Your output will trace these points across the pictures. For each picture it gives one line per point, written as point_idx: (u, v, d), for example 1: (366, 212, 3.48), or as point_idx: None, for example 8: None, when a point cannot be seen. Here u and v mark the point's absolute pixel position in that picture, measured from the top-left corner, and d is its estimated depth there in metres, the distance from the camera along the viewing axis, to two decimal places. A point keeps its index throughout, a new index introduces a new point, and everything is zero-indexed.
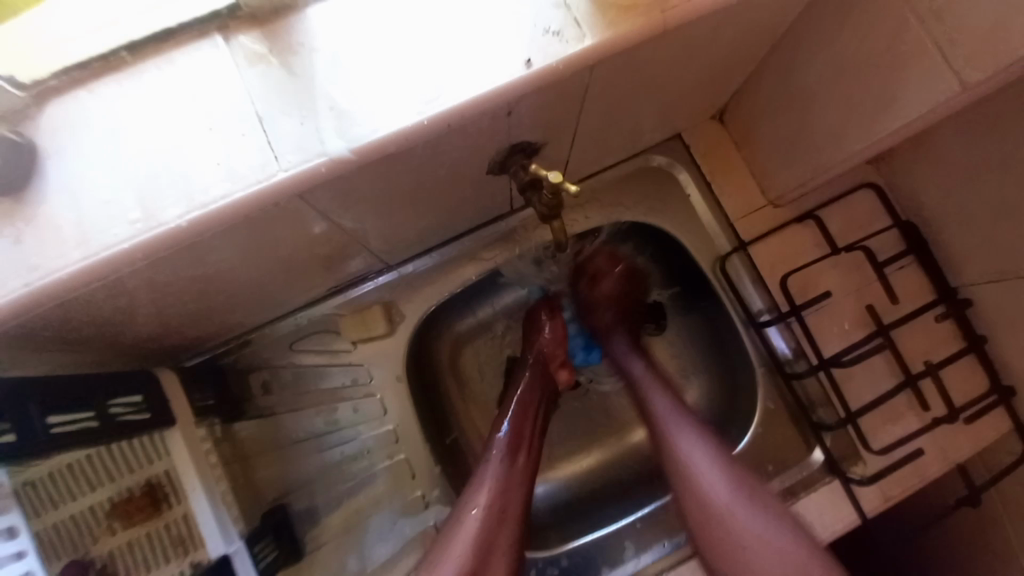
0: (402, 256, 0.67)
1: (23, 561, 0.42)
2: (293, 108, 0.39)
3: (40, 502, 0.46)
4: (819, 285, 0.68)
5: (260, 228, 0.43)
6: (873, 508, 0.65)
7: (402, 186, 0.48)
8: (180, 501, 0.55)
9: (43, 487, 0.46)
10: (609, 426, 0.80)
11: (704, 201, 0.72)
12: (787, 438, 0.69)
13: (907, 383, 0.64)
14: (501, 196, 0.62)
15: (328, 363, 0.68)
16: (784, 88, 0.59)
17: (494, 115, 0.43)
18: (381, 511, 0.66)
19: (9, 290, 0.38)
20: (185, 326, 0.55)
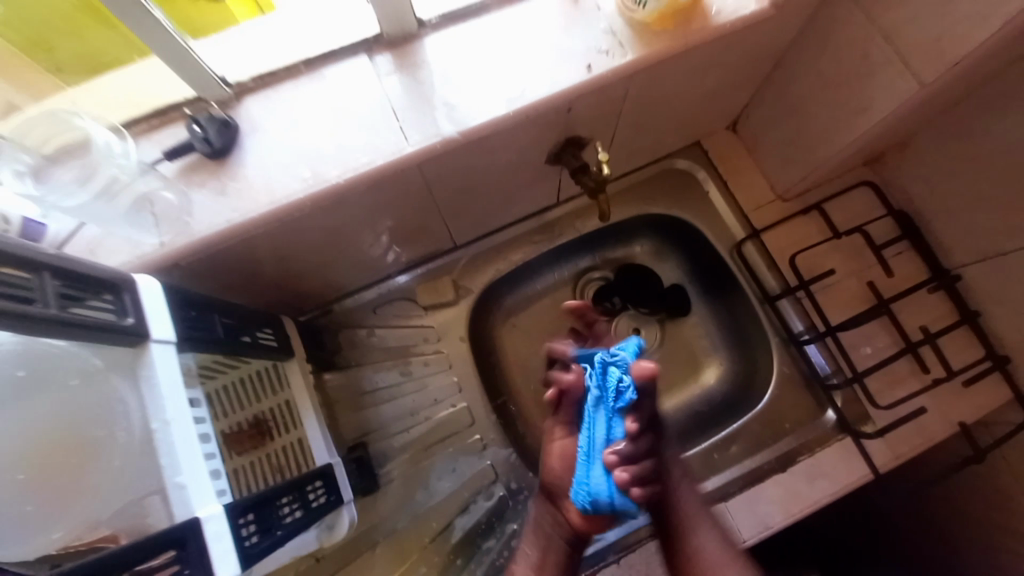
0: (468, 236, 0.81)
1: (201, 424, 0.48)
2: (417, 103, 0.55)
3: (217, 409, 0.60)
4: (823, 265, 0.79)
5: (380, 192, 0.58)
6: (884, 463, 0.72)
7: (482, 167, 0.63)
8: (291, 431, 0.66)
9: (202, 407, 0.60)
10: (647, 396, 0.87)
11: (720, 196, 0.85)
12: (800, 400, 0.78)
13: (908, 350, 0.73)
14: (552, 185, 0.77)
15: (403, 325, 0.81)
16: (784, 99, 0.73)
17: (557, 111, 0.58)
18: (445, 452, 0.77)
19: (215, 224, 0.52)
20: (303, 280, 0.70)
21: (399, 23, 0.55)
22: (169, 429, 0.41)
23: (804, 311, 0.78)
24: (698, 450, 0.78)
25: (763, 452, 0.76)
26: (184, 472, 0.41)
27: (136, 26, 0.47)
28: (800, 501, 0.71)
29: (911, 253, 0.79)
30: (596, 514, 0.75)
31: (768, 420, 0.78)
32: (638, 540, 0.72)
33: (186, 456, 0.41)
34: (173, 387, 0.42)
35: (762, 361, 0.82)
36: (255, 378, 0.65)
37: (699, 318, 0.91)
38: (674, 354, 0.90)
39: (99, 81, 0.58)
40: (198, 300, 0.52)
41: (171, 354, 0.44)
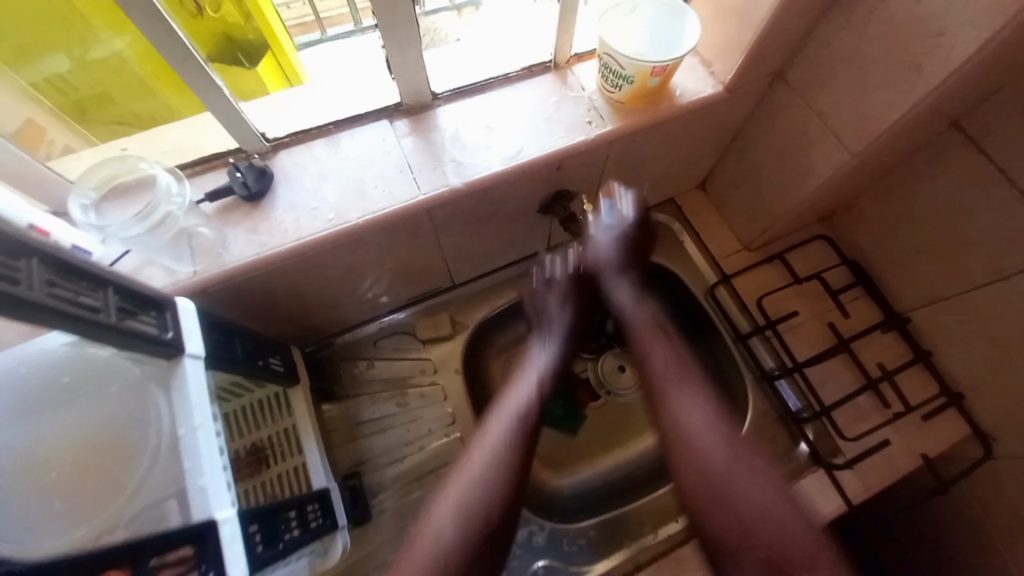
0: (466, 277, 0.89)
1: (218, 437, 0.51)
2: (430, 159, 0.64)
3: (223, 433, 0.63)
4: (789, 307, 0.87)
5: (392, 233, 0.65)
6: (857, 495, 0.76)
7: (483, 214, 0.71)
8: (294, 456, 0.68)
9: None
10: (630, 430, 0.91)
11: (693, 245, 0.95)
12: (777, 434, 0.83)
13: (870, 385, 0.80)
14: (544, 232, 0.85)
15: (402, 358, 0.86)
16: (744, 163, 0.85)
17: (550, 168, 0.67)
18: (437, 483, 0.79)
19: (245, 256, 0.59)
20: (314, 312, 0.75)
21: (417, 95, 0.66)
22: (197, 432, 0.45)
23: (773, 349, 0.85)
24: None
25: None
26: (206, 472, 0.44)
27: (201, 89, 0.56)
28: None
29: (866, 298, 0.87)
30: (583, 548, 0.74)
31: None
32: (624, 574, 0.72)
33: (210, 457, 0.45)
34: (202, 394, 0.47)
35: (739, 397, 0.88)
36: (260, 405, 0.68)
37: None
38: None
39: (151, 134, 0.67)
40: (221, 322, 0.58)
41: (200, 367, 0.49)
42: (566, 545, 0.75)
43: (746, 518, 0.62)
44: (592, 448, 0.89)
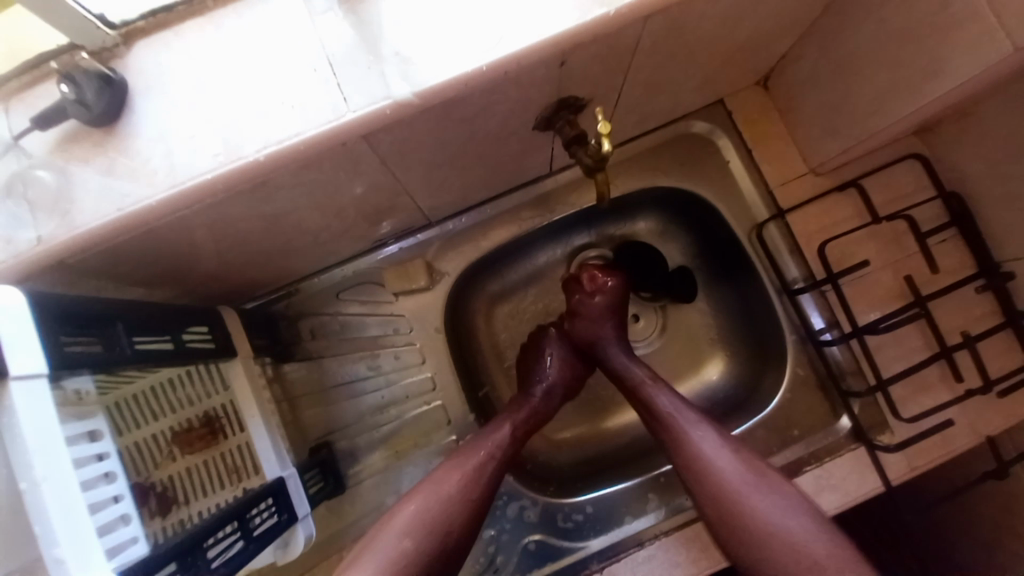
0: (445, 213, 0.69)
1: (103, 463, 0.42)
2: (362, 54, 0.41)
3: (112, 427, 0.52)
4: (856, 255, 0.68)
5: (320, 171, 0.46)
6: (899, 476, 0.66)
7: (454, 136, 0.50)
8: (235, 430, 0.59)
9: (126, 410, 0.54)
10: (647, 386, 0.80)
11: (740, 168, 0.72)
12: (814, 404, 0.71)
13: (942, 355, 0.64)
14: (541, 155, 0.64)
15: (370, 313, 0.72)
16: (831, 52, 0.59)
17: (548, 66, 0.44)
18: (417, 454, 0.70)
19: (103, 214, 0.41)
20: (245, 267, 0.59)
21: None
22: (41, 489, 0.35)
23: (827, 306, 0.69)
24: None
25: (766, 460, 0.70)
26: (62, 542, 0.34)
27: None
28: None
29: (960, 242, 0.67)
30: (579, 524, 0.67)
31: (774, 425, 0.71)
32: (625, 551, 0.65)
33: (66, 517, 0.35)
34: (42, 435, 0.35)
35: (774, 358, 0.74)
36: (175, 380, 0.57)
37: (704, 305, 0.82)
38: (676, 344, 0.82)
39: None
40: (92, 308, 0.42)
41: (41, 393, 0.36)
42: (560, 520, 0.68)
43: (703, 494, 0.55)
44: (596, 407, 0.79)
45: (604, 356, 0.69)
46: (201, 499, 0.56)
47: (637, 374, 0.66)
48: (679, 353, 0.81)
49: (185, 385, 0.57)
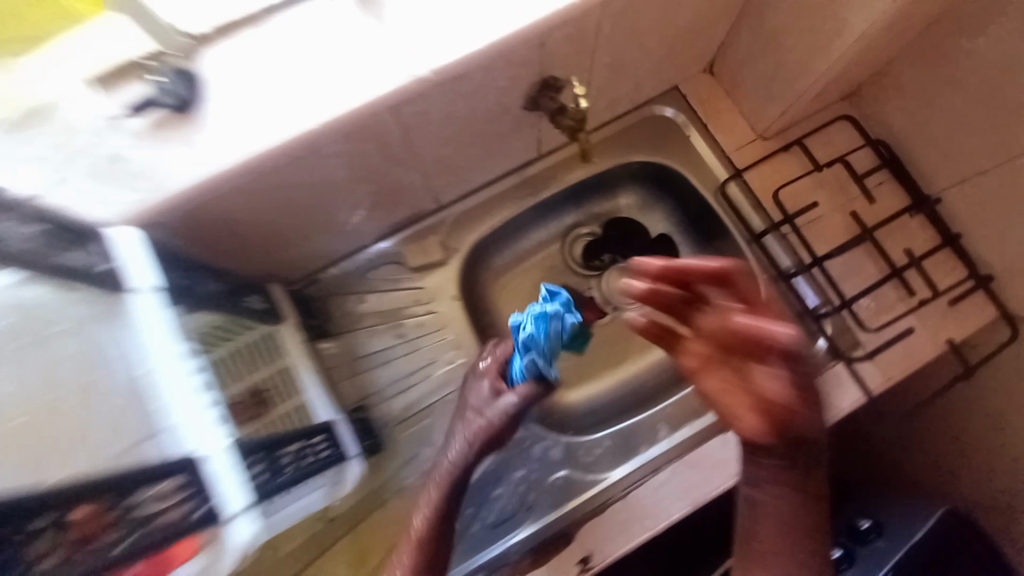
0: (452, 195, 0.80)
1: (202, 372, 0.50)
2: (388, 45, 0.54)
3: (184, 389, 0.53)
4: (807, 200, 0.80)
5: (355, 142, 0.57)
6: (876, 386, 0.74)
7: (458, 111, 0.61)
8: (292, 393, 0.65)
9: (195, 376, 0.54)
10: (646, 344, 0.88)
11: (701, 139, 0.85)
12: (794, 335, 0.79)
13: (894, 274, 0.74)
14: (530, 136, 0.76)
15: (392, 288, 0.81)
16: (759, 32, 0.73)
17: (530, 45, 0.56)
18: (447, 407, 0.78)
19: (188, 177, 0.51)
20: (284, 244, 0.68)
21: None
22: (156, 375, 0.46)
23: (790, 245, 0.79)
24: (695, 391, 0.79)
25: None
26: (175, 414, 0.46)
27: None
28: None
29: (893, 179, 0.79)
30: (600, 457, 0.75)
31: None
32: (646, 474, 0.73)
33: (177, 398, 0.47)
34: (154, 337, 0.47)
35: (752, 300, 0.84)
36: (247, 347, 0.62)
37: (687, 265, 0.92)
38: None
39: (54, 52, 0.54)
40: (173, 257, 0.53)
41: (153, 306, 0.48)
42: (583, 456, 0.75)
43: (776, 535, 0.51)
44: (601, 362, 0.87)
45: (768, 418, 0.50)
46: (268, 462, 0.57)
47: None
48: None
49: (239, 353, 0.60)
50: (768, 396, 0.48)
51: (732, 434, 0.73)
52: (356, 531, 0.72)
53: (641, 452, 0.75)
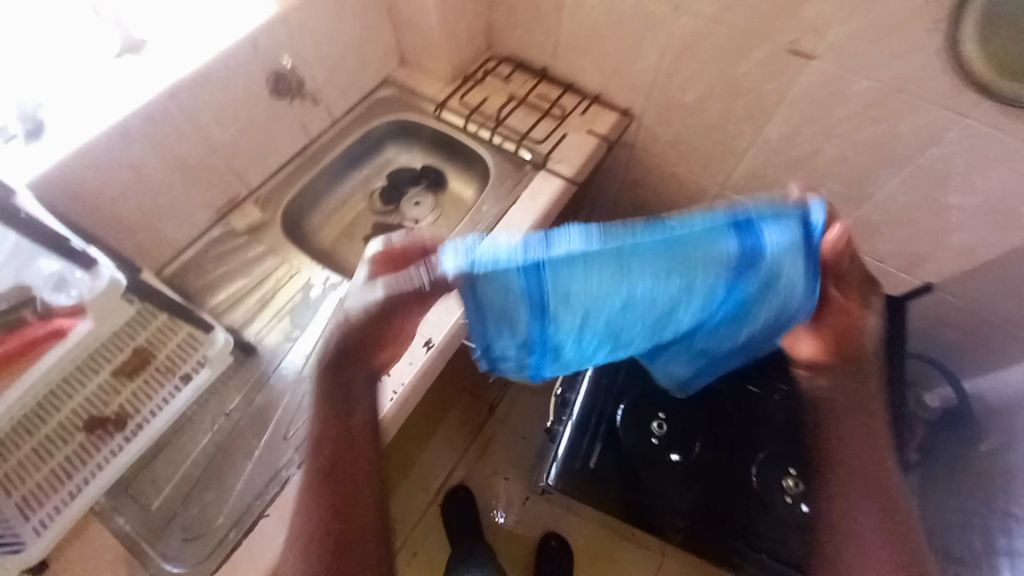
0: (260, 180, 1.15)
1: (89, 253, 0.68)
2: (161, 71, 0.92)
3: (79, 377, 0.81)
4: (484, 99, 1.29)
5: (159, 127, 0.91)
6: (566, 170, 1.18)
7: (222, 100, 1.00)
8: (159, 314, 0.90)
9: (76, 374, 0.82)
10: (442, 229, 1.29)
11: (415, 97, 1.32)
12: (511, 168, 1.21)
13: (543, 112, 1.26)
14: (293, 121, 1.16)
15: (233, 250, 1.08)
16: (402, 25, 1.25)
17: (246, 48, 0.99)
18: (295, 301, 1.02)
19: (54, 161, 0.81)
20: (129, 230, 0.95)
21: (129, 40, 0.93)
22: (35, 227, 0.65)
23: (485, 124, 1.25)
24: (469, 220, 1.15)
25: (505, 202, 1.15)
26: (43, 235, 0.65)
27: None
28: (532, 212, 1.13)
29: (524, 75, 1.33)
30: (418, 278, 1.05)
31: (499, 186, 1.18)
32: (452, 274, 1.06)
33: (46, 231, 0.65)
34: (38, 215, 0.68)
35: (485, 167, 1.26)
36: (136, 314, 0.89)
37: (449, 175, 1.34)
38: (446, 204, 1.32)
39: None
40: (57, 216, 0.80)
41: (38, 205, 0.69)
42: None
43: (860, 534, 0.81)
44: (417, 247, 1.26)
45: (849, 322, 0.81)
46: (147, 402, 0.83)
47: (868, 507, 0.82)
48: (446, 209, 1.32)
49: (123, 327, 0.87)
50: (874, 523, 0.81)
51: (493, 226, 1.12)
52: (247, 417, 0.89)
53: None
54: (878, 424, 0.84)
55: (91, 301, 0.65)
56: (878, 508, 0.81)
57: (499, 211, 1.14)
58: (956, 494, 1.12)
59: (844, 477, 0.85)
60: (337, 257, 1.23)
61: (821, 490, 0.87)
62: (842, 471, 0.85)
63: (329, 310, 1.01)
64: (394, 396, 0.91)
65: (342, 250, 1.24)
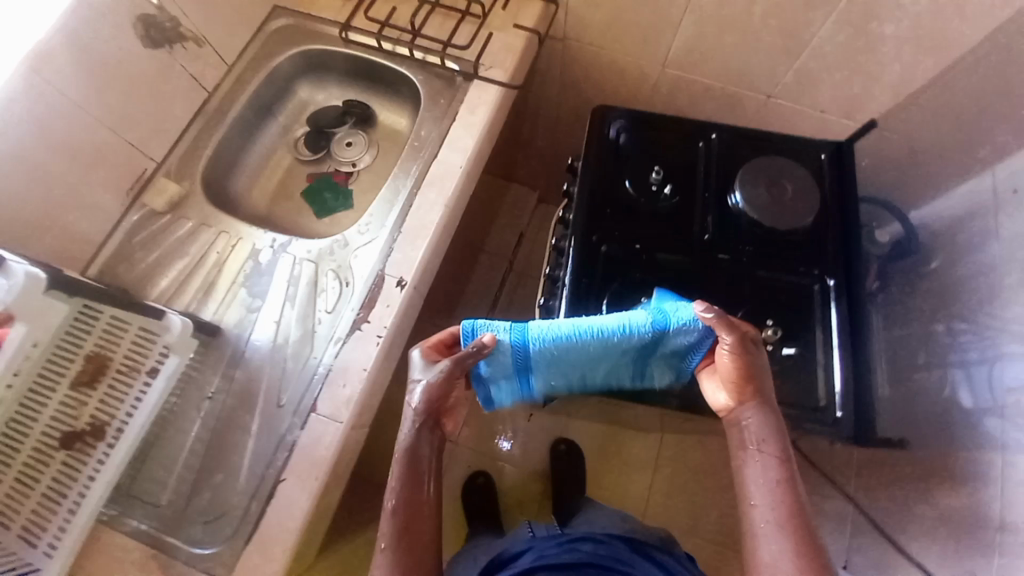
0: (164, 149, 1.01)
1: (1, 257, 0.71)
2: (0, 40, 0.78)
3: (38, 399, 0.75)
4: (392, 9, 1.14)
5: (19, 105, 0.78)
6: (499, 74, 1.09)
7: (86, 61, 0.85)
8: (102, 310, 0.81)
9: (34, 395, 0.75)
10: (383, 166, 1.20)
11: (314, 21, 1.15)
12: (441, 83, 1.11)
13: (460, 13, 1.14)
14: (182, 75, 1.01)
15: (160, 231, 0.98)
16: None
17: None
18: (246, 272, 0.95)
19: None
20: (29, 231, 0.83)
21: None
22: None
23: (401, 39, 1.12)
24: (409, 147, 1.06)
25: (443, 123, 1.07)
26: None
27: None
28: (475, 125, 1.06)
29: None
30: (370, 222, 0.99)
31: (433, 107, 1.09)
32: (405, 211, 0.99)
33: None
34: None
35: (413, 88, 1.15)
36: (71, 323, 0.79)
37: (375, 106, 1.23)
38: (382, 139, 1.23)
39: None
40: None
41: None
42: (360, 231, 0.98)
43: (761, 537, 0.72)
44: (362, 191, 1.18)
45: (746, 412, 0.79)
46: (119, 407, 0.78)
47: (767, 476, 0.75)
48: (384, 145, 1.22)
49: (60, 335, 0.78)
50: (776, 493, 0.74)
51: (437, 150, 1.04)
52: (232, 397, 0.86)
53: (396, 201, 1.01)
54: (774, 439, 0.77)
55: (15, 304, 0.68)
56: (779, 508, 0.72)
57: (440, 133, 1.06)
58: (909, 319, 1.16)
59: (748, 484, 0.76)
60: (279, 219, 1.15)
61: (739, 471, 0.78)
62: (760, 454, 0.77)
63: (285, 271, 0.95)
64: (379, 340, 0.89)
65: (283, 212, 1.16)
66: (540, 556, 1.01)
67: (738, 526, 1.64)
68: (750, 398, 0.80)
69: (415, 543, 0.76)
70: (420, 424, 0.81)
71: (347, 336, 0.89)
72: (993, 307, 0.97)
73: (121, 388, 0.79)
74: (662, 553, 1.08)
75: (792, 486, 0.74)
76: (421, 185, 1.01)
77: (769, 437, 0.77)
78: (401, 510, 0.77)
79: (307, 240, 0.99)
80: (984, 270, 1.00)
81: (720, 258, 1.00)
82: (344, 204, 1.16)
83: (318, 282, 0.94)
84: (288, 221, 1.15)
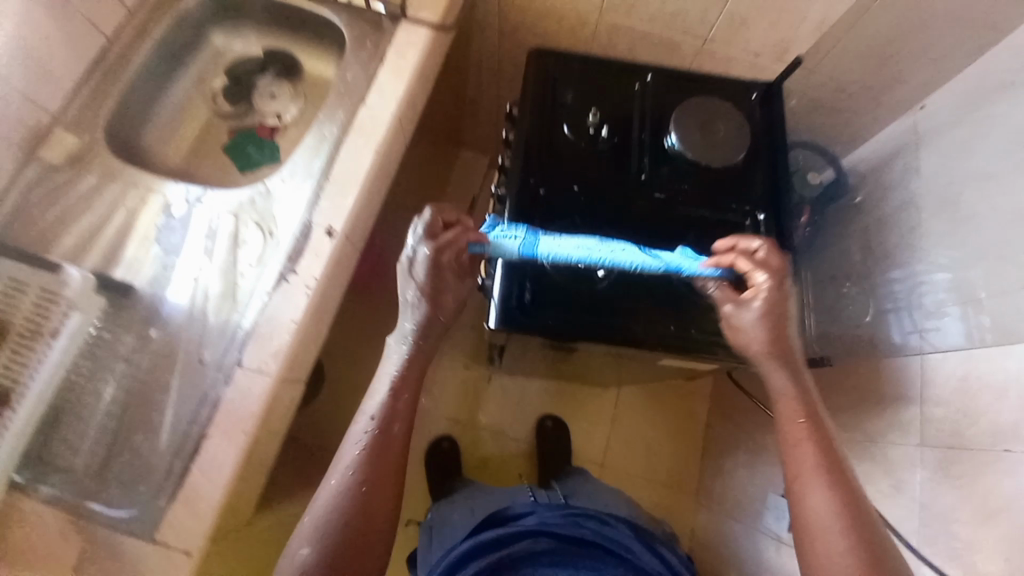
0: (62, 99, 0.93)
1: None
2: None
3: None
4: None
5: None
6: (426, 14, 1.03)
7: None
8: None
9: None
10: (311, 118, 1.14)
11: None
12: (365, 26, 1.05)
13: None
14: (69, 16, 0.91)
15: (62, 188, 0.90)
16: None
17: None
18: (160, 228, 0.89)
19: None
20: None
21: None
22: None
23: None
24: (334, 93, 1.01)
25: (369, 67, 1.02)
26: None
27: None
28: (404, 68, 1.00)
29: None
30: (296, 171, 0.94)
31: (358, 51, 1.03)
32: (332, 160, 0.95)
33: None
34: None
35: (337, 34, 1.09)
36: None
37: (298, 52, 1.16)
38: (308, 88, 1.16)
39: None
40: None
41: None
42: (284, 180, 0.93)
43: (822, 517, 0.68)
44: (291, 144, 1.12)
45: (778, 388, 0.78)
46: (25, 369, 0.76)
47: (808, 457, 0.72)
48: (311, 95, 1.16)
49: None
50: (820, 462, 0.72)
51: (364, 95, 0.99)
52: (149, 358, 0.81)
53: (323, 150, 0.96)
54: (811, 420, 0.75)
55: None
56: (831, 488, 0.69)
57: (367, 78, 1.01)
58: (838, 256, 1.22)
59: (797, 467, 0.73)
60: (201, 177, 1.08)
61: (785, 454, 0.75)
62: (803, 430, 0.74)
63: (203, 225, 0.90)
64: (307, 290, 0.85)
65: (204, 168, 1.09)
66: (543, 522, 0.96)
67: (692, 472, 1.70)
68: (777, 361, 0.78)
69: (363, 553, 0.71)
70: (390, 403, 0.78)
71: (272, 288, 0.85)
72: (914, 244, 1.02)
73: (28, 351, 0.77)
74: (664, 546, 1.01)
75: (838, 466, 0.72)
76: (347, 132, 0.97)
77: (801, 410, 0.75)
78: (348, 502, 0.72)
79: (228, 192, 0.93)
80: (903, 202, 1.07)
81: (656, 198, 1.00)
82: (271, 158, 1.10)
83: (239, 234, 0.89)
84: (211, 178, 1.08)
